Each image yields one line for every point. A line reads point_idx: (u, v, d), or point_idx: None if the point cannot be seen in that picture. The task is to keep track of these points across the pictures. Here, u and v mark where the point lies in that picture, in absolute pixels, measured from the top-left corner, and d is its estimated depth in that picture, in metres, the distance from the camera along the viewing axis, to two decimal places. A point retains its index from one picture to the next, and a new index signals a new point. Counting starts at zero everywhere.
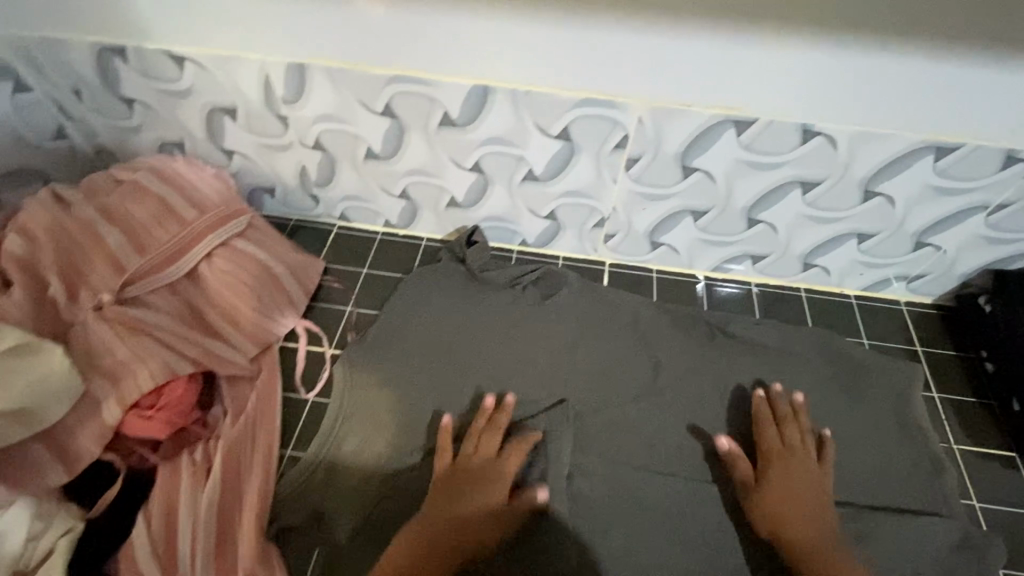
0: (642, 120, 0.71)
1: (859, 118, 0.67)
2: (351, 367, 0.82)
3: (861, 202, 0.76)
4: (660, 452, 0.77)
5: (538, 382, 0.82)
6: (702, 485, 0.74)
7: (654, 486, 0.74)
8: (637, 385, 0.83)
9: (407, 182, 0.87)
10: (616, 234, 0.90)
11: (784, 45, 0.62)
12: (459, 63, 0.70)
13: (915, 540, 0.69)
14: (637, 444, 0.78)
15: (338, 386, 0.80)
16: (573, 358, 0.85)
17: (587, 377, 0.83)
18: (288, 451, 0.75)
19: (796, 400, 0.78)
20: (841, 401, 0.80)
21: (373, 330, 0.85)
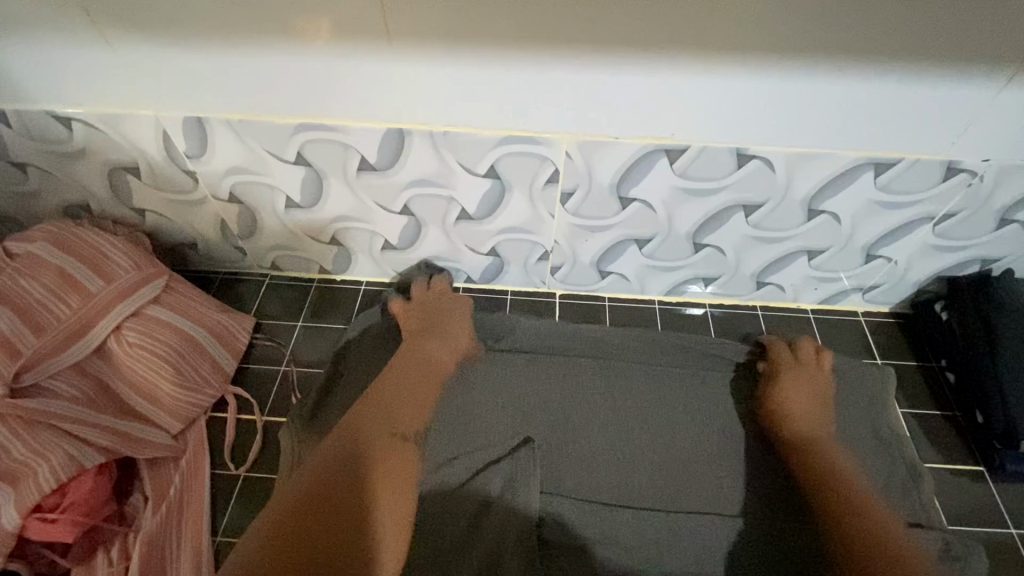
0: (570, 154, 0.67)
1: (792, 139, 0.64)
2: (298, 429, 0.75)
3: (806, 220, 0.73)
4: (627, 492, 0.73)
5: (500, 425, 0.77)
6: (673, 524, 0.69)
7: (626, 527, 0.69)
8: (599, 418, 0.78)
9: (336, 229, 0.82)
10: (562, 266, 0.86)
11: (704, 71, 0.59)
12: (368, 107, 0.65)
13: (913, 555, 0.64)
14: (600, 487, 0.73)
15: (283, 455, 0.74)
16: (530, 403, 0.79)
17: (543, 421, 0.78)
18: (218, 536, 0.69)
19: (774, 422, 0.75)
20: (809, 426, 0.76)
21: (318, 387, 0.80)
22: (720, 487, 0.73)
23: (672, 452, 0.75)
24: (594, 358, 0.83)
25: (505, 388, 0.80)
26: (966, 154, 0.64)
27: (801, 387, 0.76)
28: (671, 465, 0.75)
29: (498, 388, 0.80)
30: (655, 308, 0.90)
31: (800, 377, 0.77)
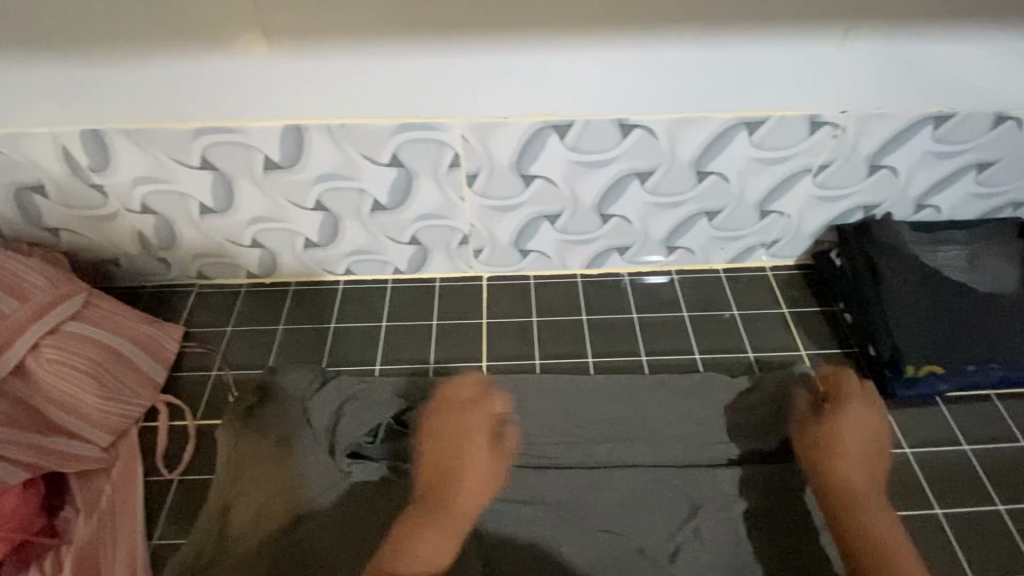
0: (466, 137, 0.71)
1: (666, 108, 0.69)
2: (235, 427, 0.77)
3: (697, 182, 0.77)
4: (556, 451, 0.75)
5: (432, 401, 0.78)
6: (599, 479, 0.73)
7: (553, 483, 0.72)
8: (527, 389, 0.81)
9: (254, 231, 0.83)
10: (483, 249, 0.89)
11: (570, 48, 0.63)
12: (261, 106, 0.67)
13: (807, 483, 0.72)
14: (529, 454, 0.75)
15: (221, 453, 0.75)
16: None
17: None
18: (153, 540, 0.70)
19: (682, 380, 0.81)
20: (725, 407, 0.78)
21: (251, 386, 0.81)
22: (641, 443, 0.76)
23: (598, 413, 0.78)
24: (519, 336, 0.89)
25: (419, 392, 0.79)
26: (827, 108, 0.69)
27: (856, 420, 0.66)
28: (590, 432, 0.77)
29: (416, 384, 0.80)
30: (578, 282, 0.95)
31: (864, 414, 0.67)
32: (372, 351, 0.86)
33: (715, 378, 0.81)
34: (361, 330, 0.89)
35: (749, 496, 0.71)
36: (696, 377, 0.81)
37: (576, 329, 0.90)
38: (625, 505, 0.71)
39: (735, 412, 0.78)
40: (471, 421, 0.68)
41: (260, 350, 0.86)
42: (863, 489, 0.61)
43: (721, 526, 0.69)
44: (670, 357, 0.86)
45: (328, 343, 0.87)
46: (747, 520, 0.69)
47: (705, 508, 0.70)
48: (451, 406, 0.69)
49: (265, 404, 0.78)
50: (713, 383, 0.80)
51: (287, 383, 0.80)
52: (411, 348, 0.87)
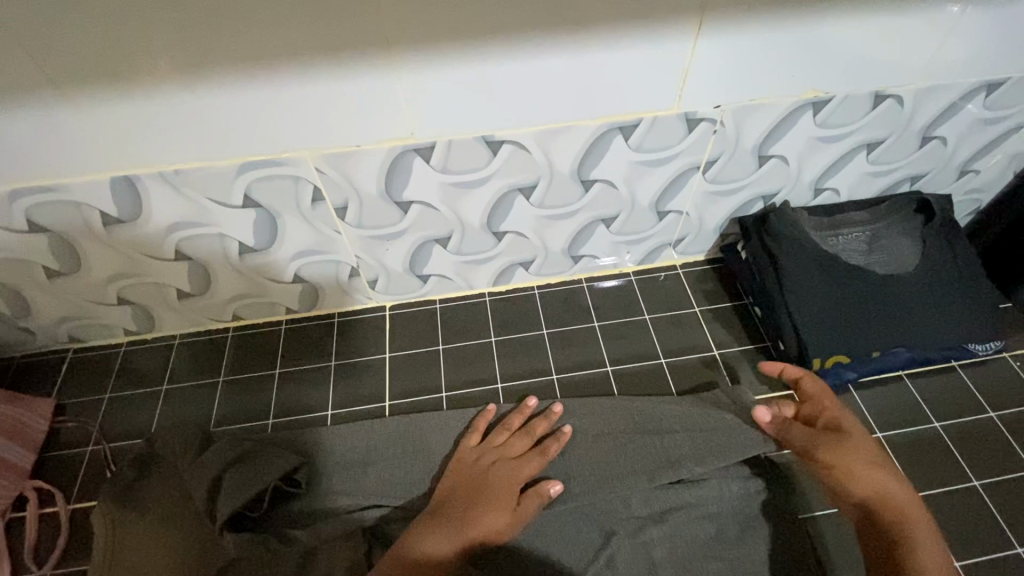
0: (321, 170, 0.65)
1: (532, 121, 0.64)
2: (112, 509, 0.68)
3: (584, 191, 0.74)
4: None
5: (333, 456, 0.74)
6: None
7: None
8: (432, 428, 0.76)
9: (117, 289, 0.76)
10: (377, 279, 0.84)
11: (411, 68, 0.57)
12: (78, 161, 0.60)
13: (723, 493, 0.69)
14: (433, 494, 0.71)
15: (98, 540, 0.67)
16: (331, 456, 0.74)
17: (351, 466, 0.73)
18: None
19: (594, 402, 0.77)
20: (631, 428, 0.75)
21: (130, 457, 0.74)
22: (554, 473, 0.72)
23: None
24: (426, 367, 0.84)
25: (304, 449, 0.74)
26: (697, 105, 0.66)
27: None
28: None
29: (314, 439, 0.75)
30: (485, 300, 0.90)
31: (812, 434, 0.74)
32: (267, 400, 0.81)
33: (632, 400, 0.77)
34: (255, 381, 0.83)
35: (665, 517, 0.68)
36: (611, 400, 0.77)
37: (485, 353, 0.85)
38: (534, 544, 0.66)
39: (648, 426, 0.75)
40: (500, 466, 0.69)
41: (143, 416, 0.80)
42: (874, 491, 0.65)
43: (634, 553, 0.66)
44: (583, 372, 0.83)
45: (217, 397, 0.81)
46: (660, 544, 0.66)
47: (617, 536, 0.67)
48: (492, 448, 0.71)
49: (143, 480, 0.71)
50: (616, 407, 0.77)
51: (164, 451, 0.72)
52: (309, 394, 0.82)
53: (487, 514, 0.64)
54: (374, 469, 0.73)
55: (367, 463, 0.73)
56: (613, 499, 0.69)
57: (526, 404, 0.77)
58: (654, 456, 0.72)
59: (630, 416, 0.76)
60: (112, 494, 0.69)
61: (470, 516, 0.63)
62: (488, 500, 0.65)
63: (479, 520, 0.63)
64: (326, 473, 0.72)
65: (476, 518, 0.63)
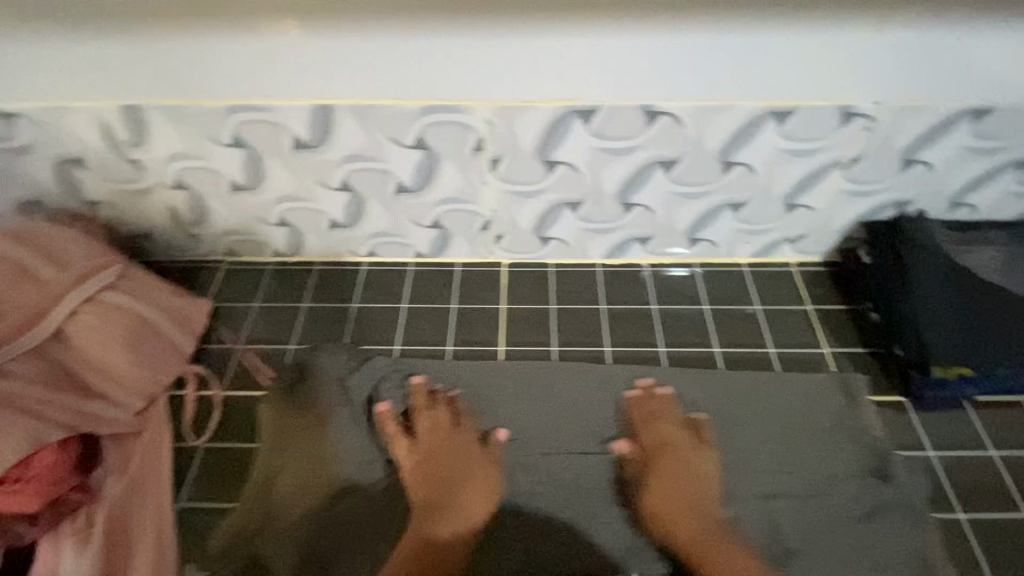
0: (491, 121, 0.71)
1: (696, 94, 0.68)
2: (276, 405, 0.78)
3: (724, 172, 0.76)
4: (588, 432, 0.75)
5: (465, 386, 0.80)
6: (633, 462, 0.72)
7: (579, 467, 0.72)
8: (560, 372, 0.81)
9: (282, 210, 0.85)
10: (504, 235, 0.90)
11: (603, 33, 0.65)
12: (294, 86, 0.69)
13: (850, 475, 0.71)
14: (547, 430, 0.76)
15: (263, 430, 0.76)
16: (457, 386, 0.80)
17: (476, 397, 0.79)
18: (205, 502, 0.72)
19: (715, 372, 0.80)
20: (755, 403, 0.77)
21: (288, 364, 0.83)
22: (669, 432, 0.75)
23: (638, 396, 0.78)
24: (538, 324, 0.88)
25: (437, 377, 0.81)
26: (857, 98, 0.69)
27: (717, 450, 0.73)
28: (615, 424, 0.76)
29: (441, 370, 0.81)
30: (598, 271, 0.93)
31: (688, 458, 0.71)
32: (392, 331, 0.88)
33: (757, 377, 0.79)
34: (381, 312, 0.90)
35: (788, 490, 0.70)
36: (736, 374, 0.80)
37: (592, 317, 0.88)
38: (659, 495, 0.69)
39: (770, 404, 0.77)
40: (632, 446, 0.73)
41: (284, 328, 0.89)
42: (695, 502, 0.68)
43: (756, 518, 0.68)
44: (690, 354, 0.84)
45: (348, 322, 0.89)
46: (783, 513, 0.68)
47: (735, 500, 0.69)
48: (428, 438, 0.74)
49: (301, 384, 0.79)
50: (737, 379, 0.79)
51: (319, 359, 0.80)
52: (429, 331, 0.88)
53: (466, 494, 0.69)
54: (498, 402, 0.78)
55: (494, 398, 0.79)
56: (728, 465, 0.72)
57: (643, 368, 0.81)
58: (774, 435, 0.74)
59: (751, 387, 0.78)
60: (275, 394, 0.79)
61: (455, 506, 0.68)
62: (466, 484, 0.70)
63: (463, 505, 0.69)
64: (454, 400, 0.78)
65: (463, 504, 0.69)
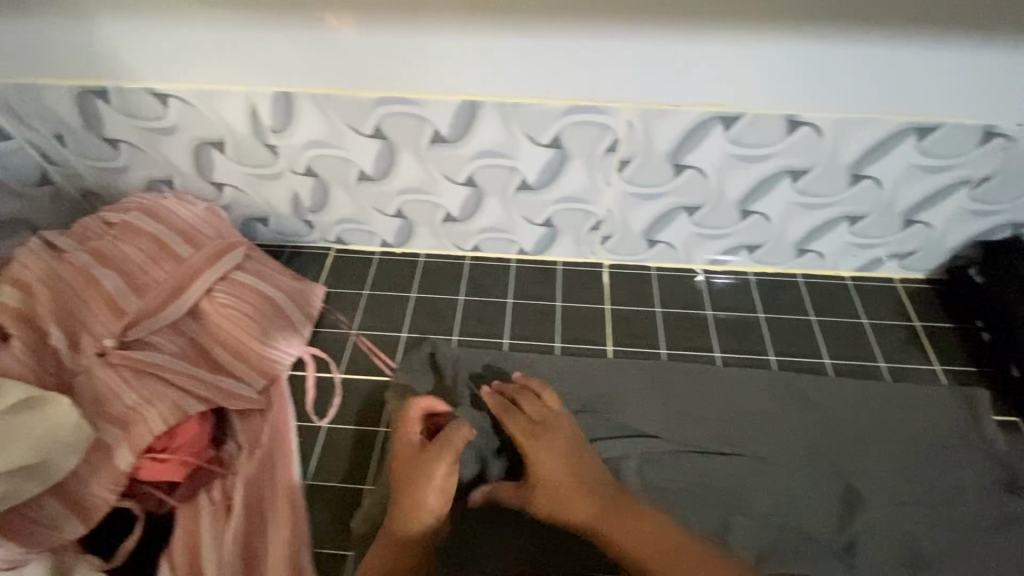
0: (631, 122, 0.72)
1: (843, 107, 0.69)
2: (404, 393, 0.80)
3: (850, 185, 0.78)
4: (709, 433, 0.78)
5: (584, 384, 0.82)
6: (758, 463, 0.75)
7: (703, 466, 0.75)
8: (677, 375, 0.83)
9: (401, 202, 0.88)
10: (612, 236, 0.91)
11: (768, 41, 0.64)
12: (444, 82, 0.70)
13: (975, 487, 0.73)
14: (669, 427, 0.78)
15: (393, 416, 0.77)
16: (577, 383, 0.82)
17: (593, 393, 0.81)
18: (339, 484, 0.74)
19: (827, 383, 0.82)
20: (873, 414, 0.79)
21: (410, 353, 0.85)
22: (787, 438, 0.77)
23: (754, 401, 0.81)
24: (644, 324, 0.90)
25: (558, 373, 0.83)
26: (1001, 119, 0.70)
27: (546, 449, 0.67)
28: (734, 427, 0.78)
29: (559, 366, 0.84)
30: (700, 277, 0.95)
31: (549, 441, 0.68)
32: (500, 324, 0.91)
33: (872, 389, 0.82)
34: (489, 306, 0.93)
35: (915, 498, 0.72)
36: (850, 385, 0.82)
37: (700, 324, 0.90)
38: (784, 496, 0.72)
39: (887, 415, 0.79)
40: (749, 449, 0.77)
41: (396, 316, 0.92)
42: (583, 514, 0.62)
43: (886, 523, 0.70)
44: (800, 361, 0.86)
45: (458, 313, 0.92)
46: (915, 522, 0.70)
47: (862, 508, 0.71)
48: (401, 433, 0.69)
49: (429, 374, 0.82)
50: (851, 390, 0.82)
51: (445, 352, 0.84)
52: (536, 326, 0.90)
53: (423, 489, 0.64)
54: (618, 399, 0.81)
55: (612, 395, 0.81)
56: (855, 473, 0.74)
57: (754, 373, 0.83)
58: (894, 444, 0.77)
59: (864, 399, 0.81)
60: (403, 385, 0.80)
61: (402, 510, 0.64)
62: (417, 481, 0.64)
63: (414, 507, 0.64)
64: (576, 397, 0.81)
65: (413, 501, 0.64)
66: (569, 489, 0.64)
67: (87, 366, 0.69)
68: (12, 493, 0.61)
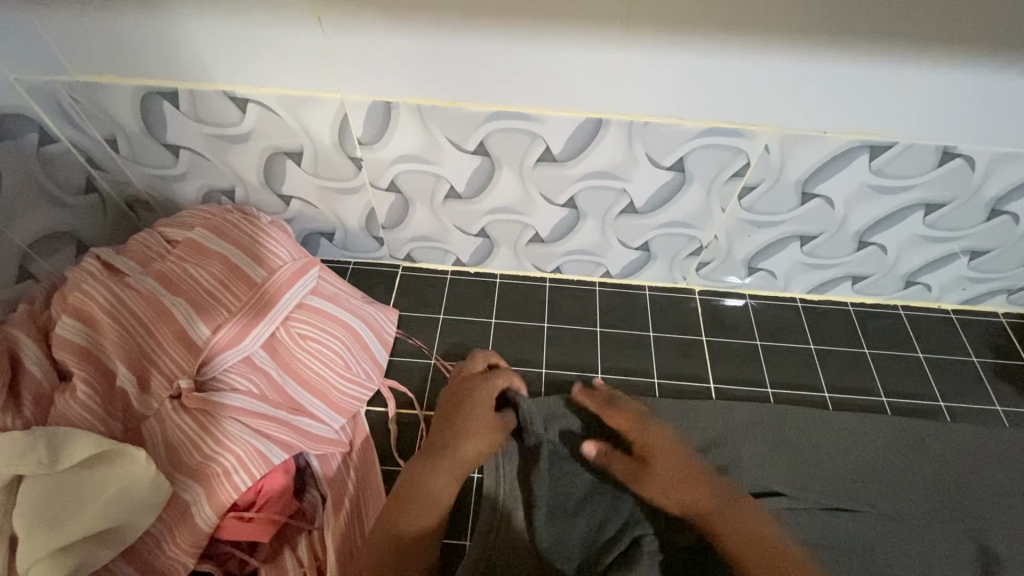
0: (769, 148, 0.65)
1: (1004, 140, 0.63)
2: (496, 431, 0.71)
3: (985, 220, 0.73)
4: (832, 484, 0.71)
5: (688, 426, 0.75)
6: (897, 523, 0.67)
7: (832, 522, 0.67)
8: (789, 418, 0.76)
9: (487, 221, 0.80)
10: (711, 262, 0.84)
11: (947, 70, 0.57)
12: (570, 96, 0.62)
13: None
14: (788, 475, 0.71)
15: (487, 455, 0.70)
16: (679, 429, 0.74)
17: (703, 439, 0.74)
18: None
19: (952, 428, 0.76)
20: (1004, 464, 0.73)
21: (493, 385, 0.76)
22: (919, 491, 0.70)
23: (878, 450, 0.74)
24: (742, 358, 0.85)
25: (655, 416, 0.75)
26: None
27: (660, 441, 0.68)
28: (860, 477, 0.71)
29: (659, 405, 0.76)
30: (798, 306, 0.90)
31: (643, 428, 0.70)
32: (590, 354, 0.84)
33: (1000, 437, 0.75)
34: (576, 334, 0.86)
35: None
36: (977, 433, 0.76)
37: (803, 358, 0.85)
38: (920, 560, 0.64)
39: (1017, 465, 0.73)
40: (877, 504, 0.69)
41: (475, 345, 0.84)
42: (679, 476, 0.63)
43: None
44: (910, 401, 0.81)
45: (543, 342, 0.85)
46: None
47: None
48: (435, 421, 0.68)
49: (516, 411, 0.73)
50: (979, 438, 0.75)
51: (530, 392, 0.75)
52: (628, 358, 0.84)
53: (418, 498, 0.61)
54: (728, 448, 0.73)
55: (722, 439, 0.74)
56: (995, 531, 0.67)
57: (872, 417, 0.76)
58: None
59: (992, 446, 0.75)
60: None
61: (411, 500, 0.60)
62: (420, 484, 0.61)
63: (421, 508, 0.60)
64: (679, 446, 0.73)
65: (406, 507, 0.60)
66: (674, 455, 0.65)
67: (158, 409, 0.61)
68: (86, 559, 0.53)
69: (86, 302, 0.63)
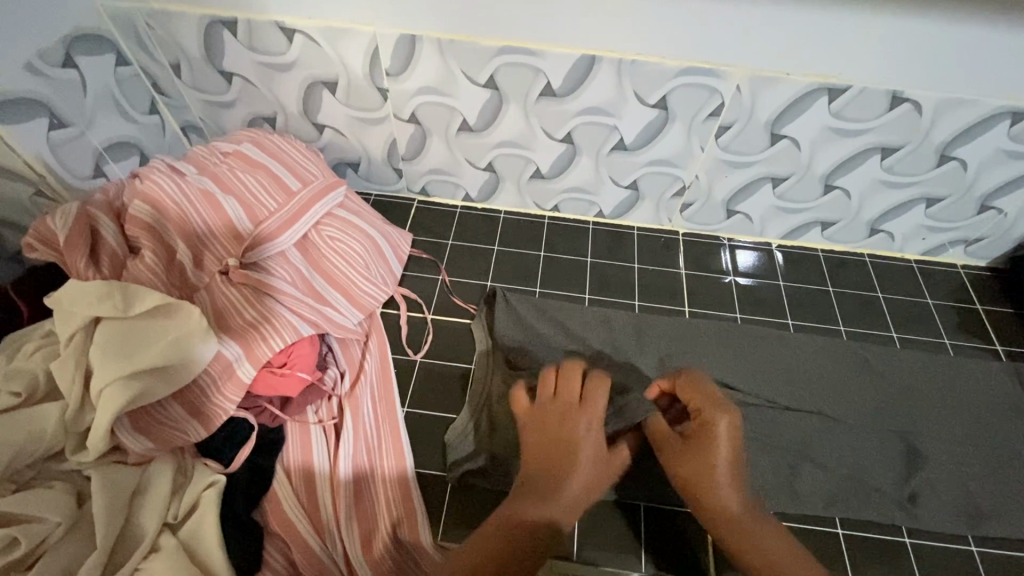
0: (740, 88, 0.75)
1: (950, 87, 0.72)
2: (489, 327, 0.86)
3: (936, 166, 0.82)
4: (790, 391, 0.80)
5: (661, 334, 0.86)
6: (835, 424, 0.77)
7: (775, 419, 0.77)
8: (755, 339, 0.86)
9: (495, 154, 0.91)
10: (693, 203, 0.94)
11: (890, 19, 0.66)
12: (570, 33, 0.73)
13: None
14: (747, 381, 0.81)
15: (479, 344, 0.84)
16: (652, 340, 0.86)
17: (674, 353, 0.84)
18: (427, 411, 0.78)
19: (900, 355, 0.85)
20: (943, 385, 0.82)
21: (492, 292, 0.89)
22: (865, 403, 0.79)
23: (830, 366, 0.83)
24: (717, 290, 0.94)
25: (626, 326, 0.87)
26: None
27: (710, 441, 0.62)
28: (811, 388, 0.81)
29: (636, 320, 0.88)
30: (773, 250, 0.99)
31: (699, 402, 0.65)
32: (580, 281, 0.94)
33: (941, 363, 0.84)
34: (569, 264, 0.96)
35: (980, 460, 0.75)
36: (923, 359, 0.84)
37: (773, 294, 0.94)
38: (847, 452, 0.75)
39: (954, 386, 0.82)
40: (823, 409, 0.79)
41: (479, 267, 0.95)
42: (720, 476, 0.61)
43: (951, 483, 0.74)
44: (867, 333, 0.90)
45: (539, 269, 0.95)
46: (976, 482, 0.74)
47: (925, 464, 0.74)
48: (535, 415, 0.66)
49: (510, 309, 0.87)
50: (922, 363, 0.84)
51: (521, 297, 0.88)
52: (614, 285, 0.94)
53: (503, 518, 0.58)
54: (692, 355, 0.84)
55: (692, 352, 0.84)
56: (923, 436, 0.77)
57: (825, 340, 0.86)
58: (961, 410, 0.79)
59: (935, 370, 0.83)
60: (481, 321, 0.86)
61: (501, 523, 0.57)
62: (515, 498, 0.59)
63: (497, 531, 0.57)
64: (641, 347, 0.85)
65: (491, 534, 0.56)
66: (722, 473, 0.61)
67: (208, 282, 0.74)
68: (146, 391, 0.64)
69: (154, 191, 0.75)
